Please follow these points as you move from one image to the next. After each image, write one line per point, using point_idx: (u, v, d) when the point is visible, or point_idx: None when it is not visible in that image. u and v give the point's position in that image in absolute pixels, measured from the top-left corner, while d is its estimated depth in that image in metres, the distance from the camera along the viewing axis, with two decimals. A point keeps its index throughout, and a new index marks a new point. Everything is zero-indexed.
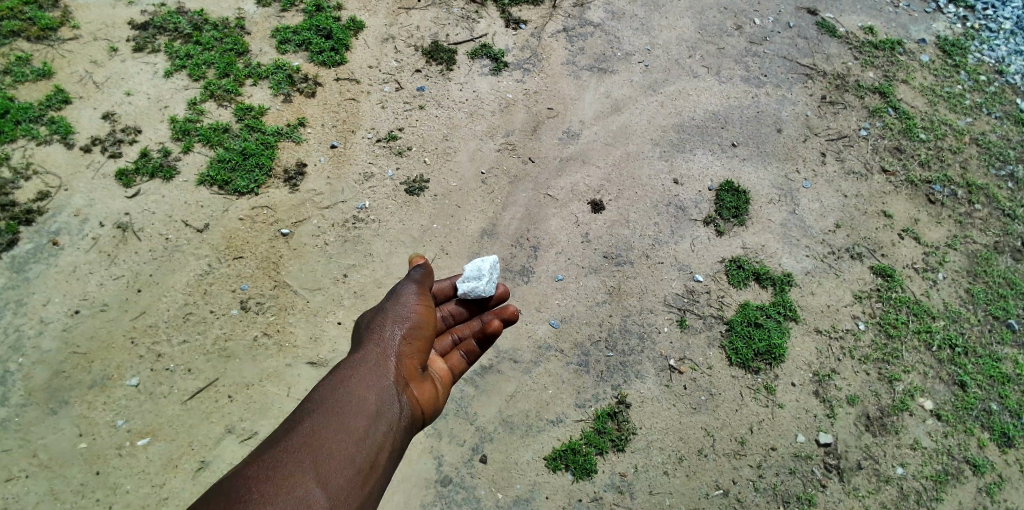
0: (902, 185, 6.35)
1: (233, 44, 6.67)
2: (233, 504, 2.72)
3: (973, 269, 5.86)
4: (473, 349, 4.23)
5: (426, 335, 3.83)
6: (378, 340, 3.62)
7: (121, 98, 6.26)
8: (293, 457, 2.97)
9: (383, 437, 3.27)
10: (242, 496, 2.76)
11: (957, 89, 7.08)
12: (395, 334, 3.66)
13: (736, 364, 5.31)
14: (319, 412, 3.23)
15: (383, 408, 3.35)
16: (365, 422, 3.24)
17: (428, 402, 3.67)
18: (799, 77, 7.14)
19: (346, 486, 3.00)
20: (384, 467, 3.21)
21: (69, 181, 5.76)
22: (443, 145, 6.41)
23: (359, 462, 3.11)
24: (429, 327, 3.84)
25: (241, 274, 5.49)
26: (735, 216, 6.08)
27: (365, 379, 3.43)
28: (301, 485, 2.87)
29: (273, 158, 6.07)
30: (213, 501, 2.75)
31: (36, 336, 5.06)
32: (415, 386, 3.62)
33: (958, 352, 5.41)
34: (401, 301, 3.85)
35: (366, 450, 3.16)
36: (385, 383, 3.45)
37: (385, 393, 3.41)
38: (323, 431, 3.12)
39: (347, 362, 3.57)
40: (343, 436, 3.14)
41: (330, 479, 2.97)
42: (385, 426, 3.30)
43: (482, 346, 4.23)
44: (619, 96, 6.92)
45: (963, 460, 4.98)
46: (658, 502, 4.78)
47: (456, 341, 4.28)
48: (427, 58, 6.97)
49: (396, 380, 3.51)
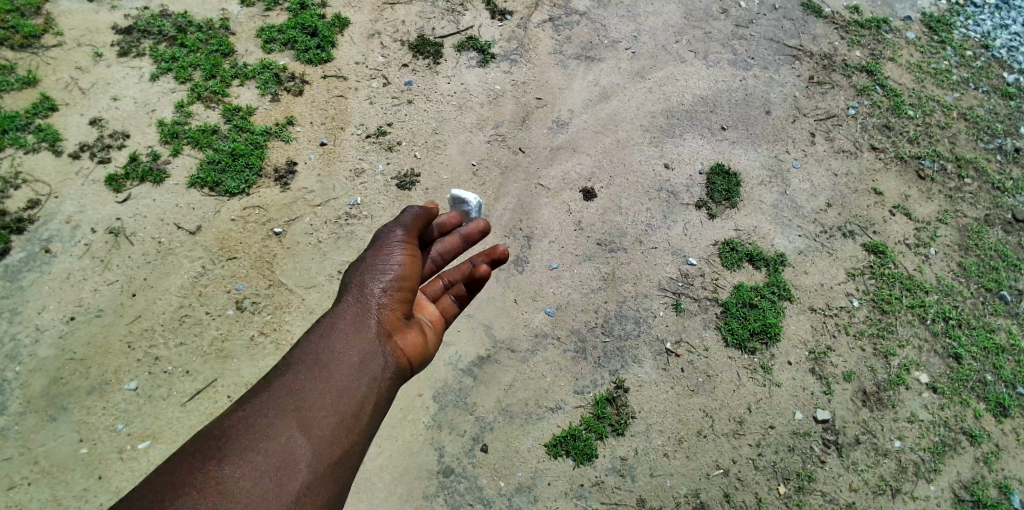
0: (891, 161, 6.38)
1: (218, 45, 6.64)
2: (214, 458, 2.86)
3: (964, 243, 5.89)
4: (462, 294, 4.08)
5: (408, 282, 3.81)
6: (359, 293, 3.63)
7: (108, 103, 6.24)
8: (275, 408, 3.05)
9: (367, 389, 3.31)
10: (222, 451, 2.89)
11: (944, 65, 7.10)
12: (377, 286, 3.66)
13: (732, 345, 5.34)
14: (300, 364, 3.27)
15: (365, 360, 3.39)
16: (347, 373, 3.29)
17: (415, 349, 3.67)
18: (787, 59, 7.15)
19: (328, 437, 3.07)
20: (370, 416, 3.27)
21: (59, 189, 5.74)
22: (434, 138, 6.41)
23: (342, 413, 3.17)
24: (413, 278, 3.81)
25: (236, 274, 5.50)
26: (726, 198, 6.11)
27: (347, 334, 3.46)
28: (281, 437, 2.97)
29: (263, 158, 6.07)
30: (197, 452, 2.90)
31: (32, 344, 5.06)
32: (399, 337, 3.62)
33: (952, 325, 5.44)
34: (384, 250, 3.80)
35: (349, 402, 3.21)
36: (367, 337, 3.49)
37: (367, 347, 3.44)
38: (304, 382, 3.18)
39: (327, 316, 3.58)
40: (327, 387, 3.20)
41: (312, 430, 3.05)
42: (368, 376, 3.35)
43: (471, 290, 4.06)
44: (607, 83, 6.92)
45: (960, 431, 5.02)
46: (659, 485, 4.81)
47: (446, 286, 4.10)
48: (414, 53, 6.96)
49: (378, 332, 3.54)
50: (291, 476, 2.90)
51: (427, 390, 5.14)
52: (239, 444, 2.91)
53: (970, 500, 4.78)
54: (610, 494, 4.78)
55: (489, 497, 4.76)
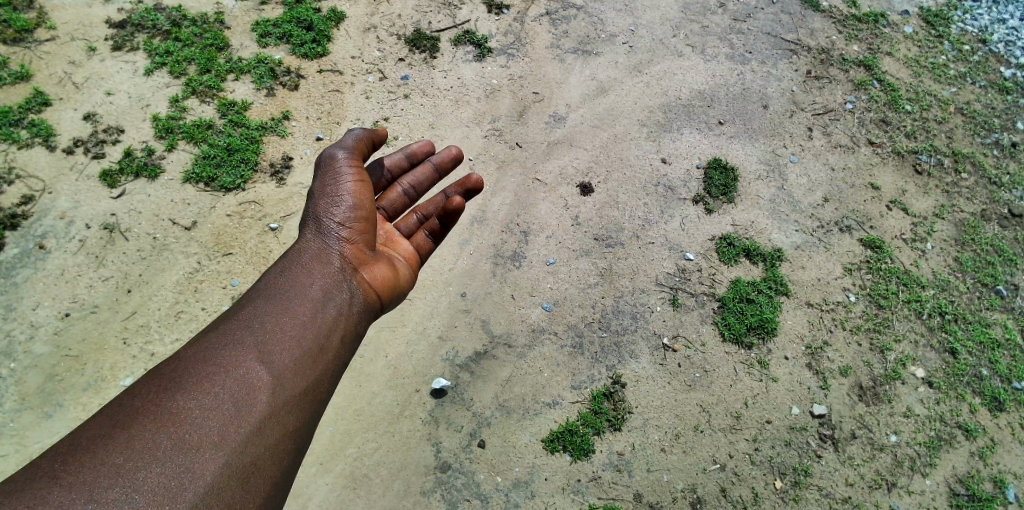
0: (888, 156, 6.38)
1: (213, 39, 6.60)
2: (172, 387, 2.90)
3: (961, 238, 5.89)
4: (436, 228, 4.24)
5: (371, 214, 3.93)
6: (318, 230, 3.74)
7: (102, 98, 6.20)
8: (234, 339, 3.10)
9: (332, 319, 3.39)
10: (180, 380, 2.92)
11: (941, 60, 7.09)
12: (333, 221, 3.77)
13: (729, 340, 5.34)
14: (261, 299, 3.34)
15: (328, 293, 3.47)
16: (309, 304, 3.36)
17: (382, 281, 3.80)
18: (784, 53, 7.13)
19: (292, 365, 3.11)
20: (336, 346, 3.33)
21: (53, 184, 5.70)
22: (430, 133, 6.39)
23: (307, 342, 3.21)
24: (369, 209, 3.91)
25: (232, 270, 5.48)
26: (723, 193, 6.10)
27: (308, 269, 3.55)
28: (242, 364, 3.01)
29: (258, 153, 6.04)
30: (155, 381, 2.94)
31: (27, 341, 5.04)
32: (365, 270, 3.74)
33: (948, 319, 5.45)
34: (333, 182, 3.86)
35: (313, 330, 3.27)
36: (329, 271, 3.58)
37: (329, 281, 3.54)
38: (265, 314, 3.24)
39: (289, 254, 3.68)
40: (289, 316, 3.26)
41: (274, 358, 3.09)
42: (332, 307, 3.43)
43: (445, 223, 4.22)
44: (604, 78, 6.90)
45: (956, 426, 5.04)
46: (656, 480, 4.82)
47: (420, 220, 4.28)
48: (410, 47, 6.92)
49: (340, 267, 3.64)
50: (254, 400, 2.94)
51: (424, 386, 5.13)
52: (199, 371, 2.96)
53: (966, 494, 4.80)
54: (607, 489, 4.79)
55: (487, 492, 4.77)
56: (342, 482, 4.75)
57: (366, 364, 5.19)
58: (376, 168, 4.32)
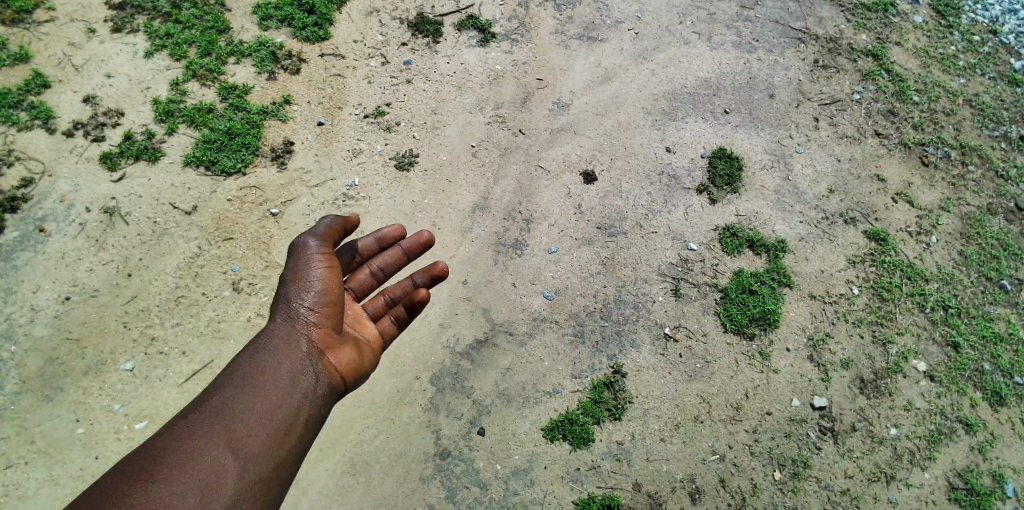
0: (895, 148, 6.32)
1: (214, 22, 6.52)
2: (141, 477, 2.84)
3: (966, 231, 5.86)
4: (402, 315, 4.08)
5: (340, 297, 3.80)
6: (288, 311, 3.65)
7: (102, 80, 6.14)
8: (202, 427, 3.06)
9: (299, 404, 3.35)
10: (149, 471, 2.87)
11: (951, 51, 7.00)
12: (303, 304, 3.66)
13: (731, 330, 5.33)
14: (229, 384, 3.28)
15: (296, 378, 3.43)
16: (277, 390, 3.33)
17: (350, 365, 3.70)
18: (792, 41, 7.05)
19: (258, 453, 3.10)
20: (302, 431, 3.31)
21: (52, 167, 5.67)
22: (432, 119, 6.33)
23: (274, 428, 3.20)
24: (340, 293, 3.79)
25: (232, 255, 5.45)
26: (728, 183, 6.05)
27: (278, 353, 3.49)
28: (208, 453, 2.98)
29: (259, 137, 5.99)
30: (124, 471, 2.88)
31: (27, 324, 5.02)
32: (333, 352, 3.66)
33: (951, 313, 5.43)
34: (305, 267, 3.74)
35: (280, 417, 3.25)
36: (297, 354, 3.52)
37: (298, 363, 3.48)
38: (233, 400, 3.19)
39: (259, 336, 3.61)
40: (258, 402, 3.23)
41: (241, 447, 3.07)
42: (299, 393, 3.39)
43: (411, 312, 4.05)
44: (609, 65, 6.83)
45: (956, 420, 5.03)
46: (655, 469, 4.82)
47: (387, 304, 4.11)
48: (413, 31, 6.85)
49: (308, 349, 3.57)
50: (219, 492, 2.92)
51: (424, 374, 5.13)
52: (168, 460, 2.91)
53: (964, 488, 4.79)
54: (606, 478, 4.79)
55: (486, 480, 4.77)
56: (341, 468, 4.76)
57: None
58: (346, 250, 4.10)
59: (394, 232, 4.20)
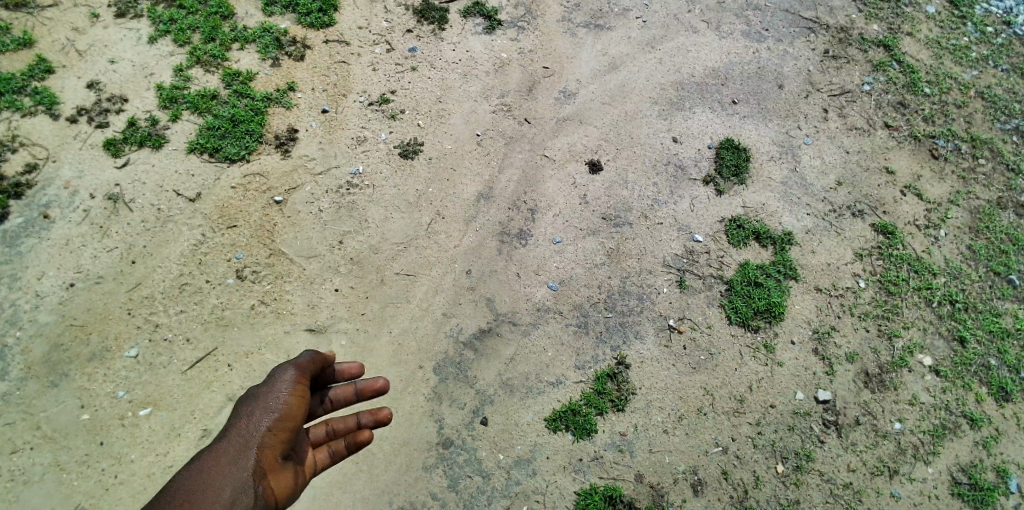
0: (905, 140, 6.26)
1: (218, 7, 6.47)
2: None
3: (975, 225, 5.80)
4: (341, 450, 3.98)
5: (297, 426, 3.74)
6: (243, 430, 3.57)
7: (105, 66, 6.11)
8: None
9: None
10: None
11: (963, 42, 6.91)
12: (261, 426, 3.59)
13: (735, 323, 5.30)
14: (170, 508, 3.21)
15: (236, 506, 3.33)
16: None
17: (286, 496, 3.61)
18: (802, 31, 6.98)
19: None
20: None
21: (57, 153, 5.65)
22: (438, 107, 6.29)
23: None
24: (297, 420, 3.73)
25: (236, 243, 5.45)
26: (735, 174, 6.01)
27: (221, 476, 3.40)
28: None
29: (263, 125, 5.96)
30: None
31: (32, 310, 5.03)
32: (273, 478, 3.57)
33: (958, 308, 5.39)
34: (270, 391, 3.69)
35: None
36: (242, 477, 3.43)
37: (241, 488, 3.39)
38: None
39: (207, 452, 3.51)
40: None
41: None
42: None
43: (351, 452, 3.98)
44: (616, 53, 6.76)
45: (961, 415, 5.00)
46: (657, 461, 4.82)
47: (329, 435, 4.00)
48: (418, 18, 6.80)
49: (253, 474, 3.47)
50: None
51: (427, 363, 5.13)
52: None
53: (968, 483, 4.77)
54: (608, 469, 4.78)
55: (488, 470, 4.77)
56: (343, 456, 4.77)
57: (370, 340, 5.19)
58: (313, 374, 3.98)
59: (354, 369, 4.13)
